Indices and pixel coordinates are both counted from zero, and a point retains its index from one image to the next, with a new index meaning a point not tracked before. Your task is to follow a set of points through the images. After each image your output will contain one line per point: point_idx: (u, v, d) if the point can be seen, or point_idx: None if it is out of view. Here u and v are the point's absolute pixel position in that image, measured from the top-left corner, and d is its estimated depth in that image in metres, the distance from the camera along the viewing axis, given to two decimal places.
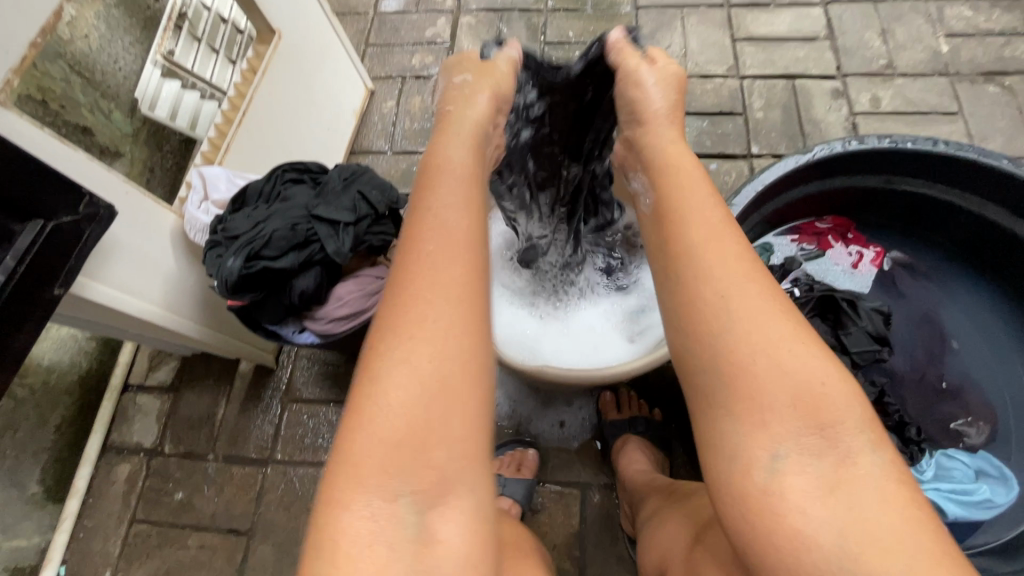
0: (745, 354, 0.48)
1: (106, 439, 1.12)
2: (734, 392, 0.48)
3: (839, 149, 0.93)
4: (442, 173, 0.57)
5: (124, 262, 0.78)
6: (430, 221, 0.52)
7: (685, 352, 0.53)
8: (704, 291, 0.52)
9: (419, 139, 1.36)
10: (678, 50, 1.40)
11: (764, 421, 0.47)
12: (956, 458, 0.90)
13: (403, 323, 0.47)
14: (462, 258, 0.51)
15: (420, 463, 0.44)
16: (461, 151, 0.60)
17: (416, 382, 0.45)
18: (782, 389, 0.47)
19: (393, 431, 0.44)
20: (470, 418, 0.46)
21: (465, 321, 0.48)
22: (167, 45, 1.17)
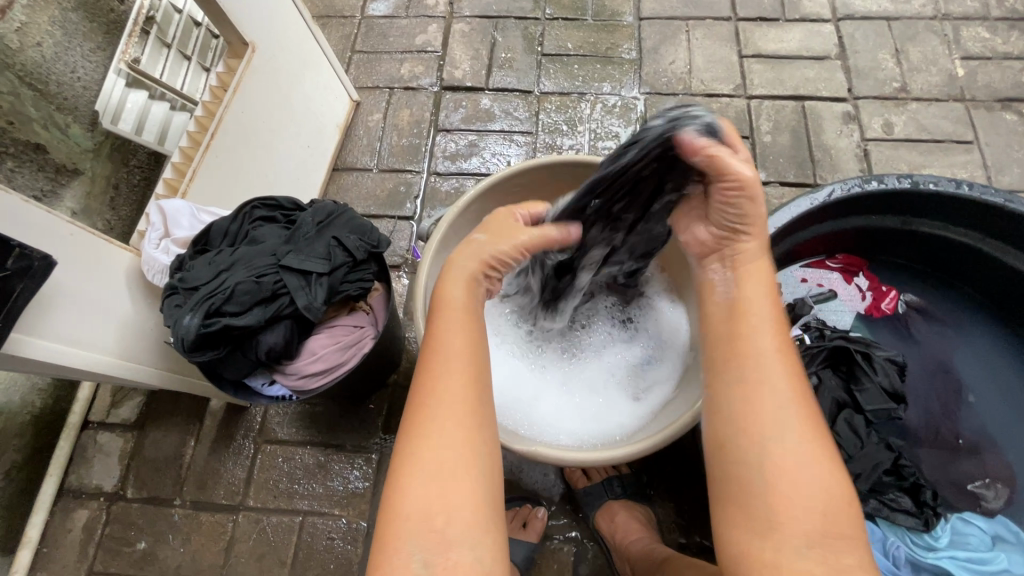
0: (784, 462, 0.52)
1: (62, 482, 1.04)
2: (770, 491, 0.51)
3: (857, 190, 0.87)
4: (448, 311, 0.60)
5: (72, 311, 0.70)
6: (436, 338, 0.58)
7: (726, 439, 0.55)
8: (760, 403, 0.54)
9: (407, 156, 1.27)
10: (682, 65, 1.32)
11: (785, 517, 0.50)
12: (971, 522, 0.85)
13: (419, 415, 0.53)
14: (467, 364, 0.56)
15: (427, 527, 0.48)
16: (460, 286, 0.62)
17: (440, 457, 0.51)
18: (807, 492, 0.51)
19: (409, 506, 0.49)
20: (473, 496, 0.50)
21: (472, 418, 0.53)
22: (133, 53, 1.04)
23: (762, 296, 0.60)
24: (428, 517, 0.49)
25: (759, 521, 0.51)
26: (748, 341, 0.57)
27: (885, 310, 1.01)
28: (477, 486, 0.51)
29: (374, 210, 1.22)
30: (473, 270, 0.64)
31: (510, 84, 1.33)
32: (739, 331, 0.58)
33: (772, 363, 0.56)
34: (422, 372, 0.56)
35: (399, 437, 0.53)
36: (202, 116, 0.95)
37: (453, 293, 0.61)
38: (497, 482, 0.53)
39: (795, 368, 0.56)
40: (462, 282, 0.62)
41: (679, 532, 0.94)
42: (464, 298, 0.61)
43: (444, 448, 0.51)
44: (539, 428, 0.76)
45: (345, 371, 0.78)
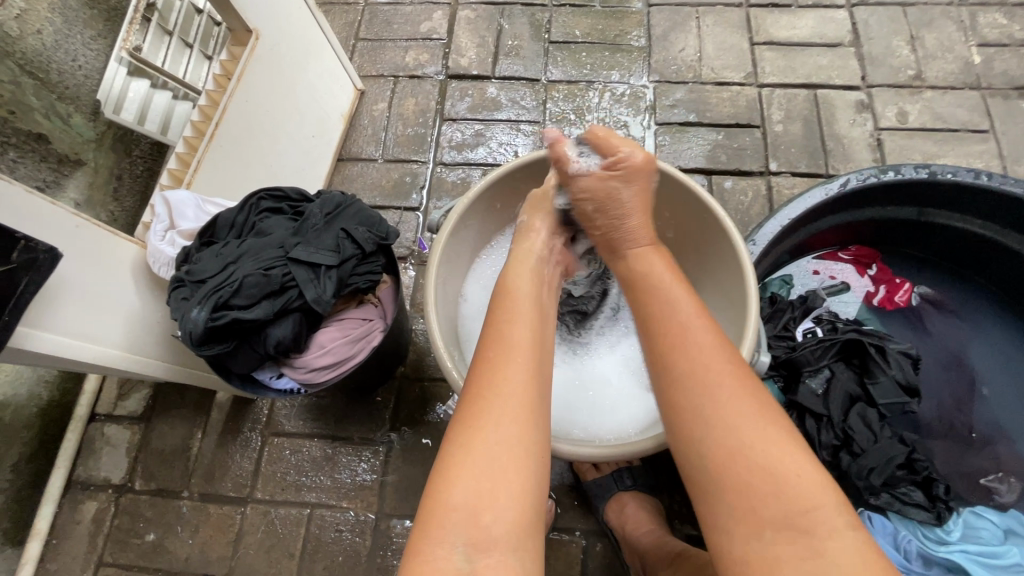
0: (727, 450, 0.51)
1: (70, 474, 1.04)
2: (722, 484, 0.50)
3: (873, 180, 0.85)
4: (511, 296, 0.62)
5: (77, 304, 0.69)
6: (502, 333, 0.58)
7: (670, 444, 0.55)
8: (683, 395, 0.54)
9: (413, 146, 1.26)
10: (692, 53, 1.30)
11: (743, 509, 0.49)
12: (984, 517, 0.84)
13: (478, 407, 0.52)
14: (528, 361, 0.55)
15: (474, 520, 0.47)
16: (526, 280, 0.65)
17: (493, 449, 0.50)
18: (756, 477, 0.49)
19: (458, 499, 0.48)
20: (521, 493, 0.49)
21: (531, 413, 0.52)
22: (135, 40, 0.99)
23: (673, 285, 0.62)
24: (476, 509, 0.48)
25: (720, 516, 0.50)
26: (675, 333, 0.58)
27: (899, 302, 1.00)
28: (527, 485, 0.50)
29: (380, 201, 1.21)
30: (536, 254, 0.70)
31: (517, 72, 1.31)
32: (659, 326, 0.59)
33: (692, 350, 0.56)
34: (481, 365, 0.55)
35: (452, 427, 0.52)
36: (205, 105, 0.93)
37: (517, 283, 0.65)
38: (546, 483, 0.52)
39: (722, 349, 0.56)
40: (528, 275, 0.66)
41: (688, 525, 0.93)
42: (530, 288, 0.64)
43: (498, 443, 0.50)
44: (552, 421, 0.76)
45: (354, 365, 0.77)
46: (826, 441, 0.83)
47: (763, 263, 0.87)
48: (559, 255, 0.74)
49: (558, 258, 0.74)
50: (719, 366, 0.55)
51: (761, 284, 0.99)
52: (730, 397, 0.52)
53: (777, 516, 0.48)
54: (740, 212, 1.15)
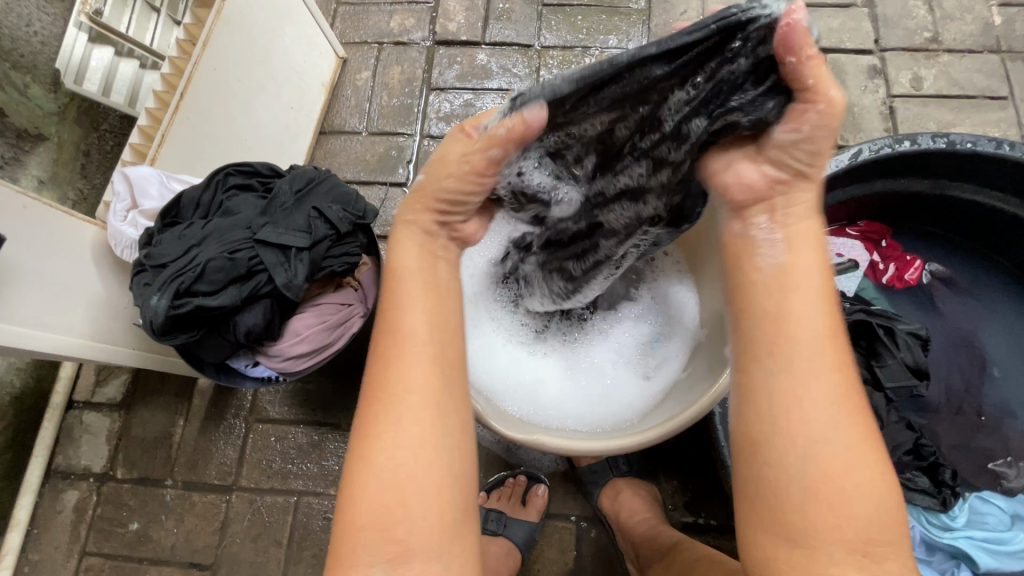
0: (836, 467, 0.42)
1: (50, 463, 1.01)
2: (816, 502, 0.42)
3: (886, 150, 0.79)
4: (399, 278, 0.52)
5: (31, 293, 0.65)
6: (393, 322, 0.50)
7: (758, 436, 0.44)
8: (804, 388, 0.43)
9: (398, 118, 1.19)
10: (695, 16, 1.22)
11: (830, 525, 0.41)
12: (990, 502, 0.81)
13: (375, 412, 0.47)
14: (416, 352, 0.48)
15: (386, 537, 0.44)
16: (414, 254, 0.54)
17: (394, 457, 0.45)
18: (853, 497, 0.42)
19: (365, 517, 0.44)
20: (436, 499, 0.45)
21: (435, 415, 0.47)
22: (94, 3, 0.89)
23: (822, 269, 0.46)
24: (387, 527, 0.44)
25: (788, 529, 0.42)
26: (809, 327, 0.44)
27: (908, 280, 0.96)
28: (441, 489, 0.45)
29: (364, 176, 1.15)
30: (423, 225, 0.54)
31: (508, 38, 1.23)
32: (792, 309, 0.45)
33: (827, 353, 0.44)
34: (377, 362, 0.49)
35: (352, 439, 0.48)
36: (170, 74, 0.86)
37: (405, 260, 0.53)
38: (467, 475, 0.48)
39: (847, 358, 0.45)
40: (415, 246, 0.54)
41: (686, 511, 0.91)
42: (419, 258, 0.54)
43: (400, 452, 0.45)
44: (545, 413, 0.73)
45: (333, 352, 0.73)
46: None
47: None
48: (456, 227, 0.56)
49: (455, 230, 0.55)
50: (841, 374, 0.44)
51: None
52: (848, 410, 0.43)
53: (857, 540, 0.41)
54: None
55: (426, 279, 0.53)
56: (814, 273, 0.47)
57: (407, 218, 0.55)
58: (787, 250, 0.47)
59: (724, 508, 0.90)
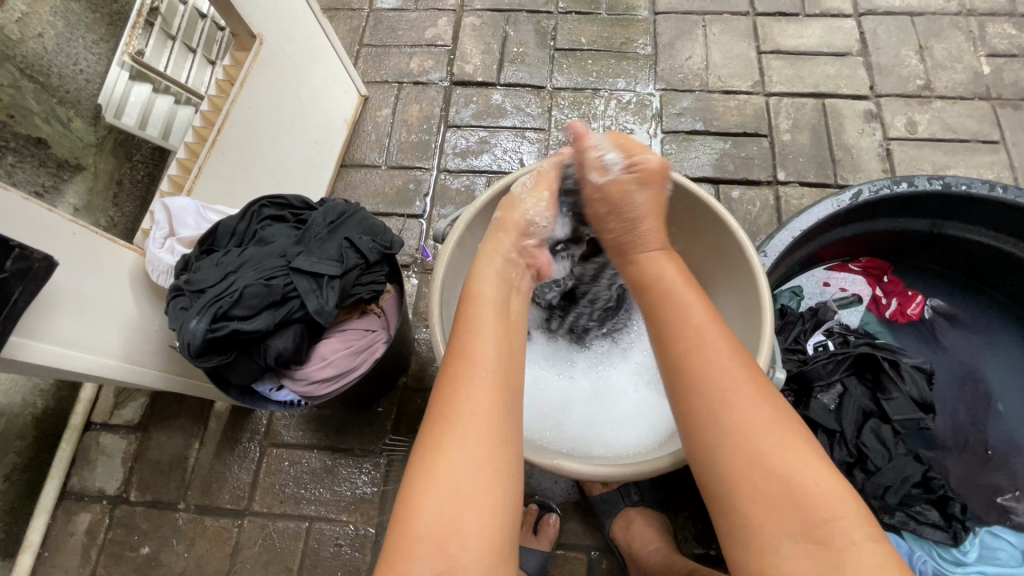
0: (745, 459, 0.50)
1: (64, 485, 1.02)
2: (742, 496, 0.50)
3: (885, 191, 0.84)
4: (477, 301, 0.61)
5: (70, 315, 0.68)
6: (471, 344, 0.56)
7: (688, 449, 0.55)
8: (697, 395, 0.54)
9: (417, 153, 1.24)
10: (699, 61, 1.29)
11: (762, 512, 0.49)
12: (1002, 537, 0.82)
13: (443, 424, 0.51)
14: (492, 379, 0.54)
15: (441, 550, 0.46)
16: (490, 281, 0.64)
17: (467, 469, 0.49)
18: (774, 482, 0.49)
19: (423, 527, 0.47)
20: (490, 520, 0.48)
21: (497, 436, 0.51)
22: (136, 45, 0.97)
23: (685, 288, 0.62)
24: (443, 538, 0.46)
25: (729, 522, 0.50)
26: (692, 340, 0.56)
27: (911, 315, 0.99)
28: (495, 513, 0.48)
29: (383, 208, 1.20)
30: (504, 252, 0.68)
31: (522, 79, 1.29)
32: (674, 331, 0.58)
33: (714, 343, 0.56)
34: (446, 383, 0.54)
35: (414, 454, 0.51)
36: (208, 111, 0.92)
37: (482, 284, 0.63)
38: (515, 511, 0.50)
39: (741, 354, 0.56)
40: (493, 277, 0.65)
41: (697, 542, 0.91)
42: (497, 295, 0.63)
43: (463, 468, 0.49)
44: (575, 439, 0.75)
45: (356, 376, 0.76)
46: (838, 458, 0.82)
47: (773, 276, 0.85)
48: (531, 255, 0.71)
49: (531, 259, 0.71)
50: (743, 372, 0.54)
51: (770, 295, 0.98)
52: (742, 399, 0.52)
53: (793, 528, 0.47)
54: (747, 222, 1.13)
55: (497, 309, 0.61)
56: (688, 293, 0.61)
57: (496, 241, 0.69)
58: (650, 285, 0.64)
59: None
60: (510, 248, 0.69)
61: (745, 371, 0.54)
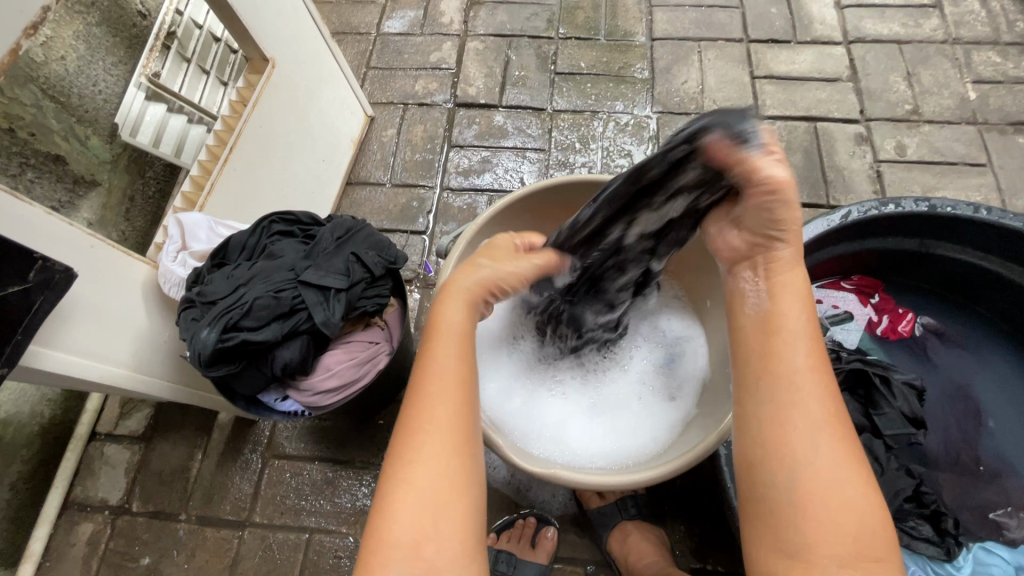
0: (817, 488, 0.51)
1: (67, 494, 1.03)
2: (805, 522, 0.50)
3: (873, 212, 0.87)
4: (441, 330, 0.59)
5: (86, 325, 0.70)
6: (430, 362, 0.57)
7: (755, 458, 0.55)
8: (788, 410, 0.54)
9: (421, 171, 1.28)
10: (694, 85, 1.33)
11: (816, 536, 0.50)
12: (994, 553, 0.82)
13: (414, 436, 0.53)
14: (457, 391, 0.55)
15: (415, 555, 0.48)
16: (461, 313, 0.60)
17: (438, 476, 0.51)
18: (836, 510, 0.50)
19: (399, 536, 0.49)
20: (463, 529, 0.50)
21: (465, 446, 0.53)
22: (153, 67, 1.00)
23: (801, 307, 0.58)
24: (416, 544, 0.49)
25: (780, 533, 0.51)
26: (781, 361, 0.56)
27: (902, 332, 1.01)
28: (465, 519, 0.50)
29: (387, 224, 1.23)
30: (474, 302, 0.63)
31: (523, 102, 1.34)
32: (773, 348, 0.57)
33: (808, 363, 0.56)
34: (418, 396, 0.55)
35: (389, 466, 0.52)
36: (221, 130, 0.95)
37: (450, 314, 0.60)
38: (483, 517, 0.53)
39: (830, 381, 0.56)
40: (463, 304, 0.61)
41: (693, 557, 0.92)
42: (463, 318, 0.60)
43: (437, 478, 0.51)
44: (574, 454, 0.77)
45: (359, 388, 0.78)
46: None
47: None
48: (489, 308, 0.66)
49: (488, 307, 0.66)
50: (830, 397, 0.54)
51: None
52: (824, 426, 0.53)
53: (842, 555, 0.49)
54: None
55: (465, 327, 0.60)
56: (800, 312, 0.58)
57: (461, 281, 0.61)
58: (780, 287, 0.59)
59: (731, 555, 0.91)
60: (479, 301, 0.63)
61: (831, 397, 0.55)
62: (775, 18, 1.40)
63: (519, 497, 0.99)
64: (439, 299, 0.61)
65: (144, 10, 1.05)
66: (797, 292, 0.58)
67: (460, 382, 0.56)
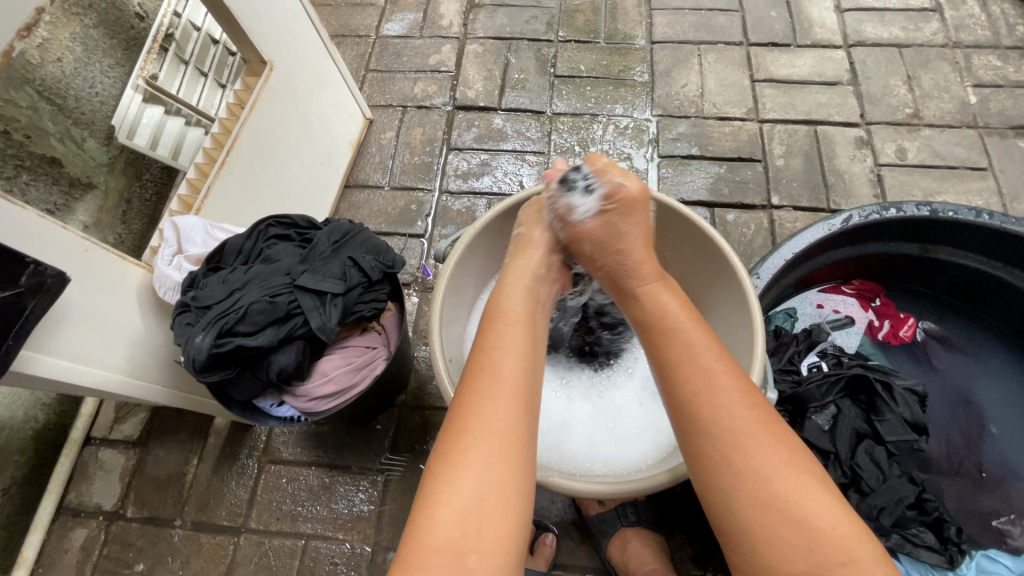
0: (757, 491, 0.51)
1: (61, 500, 1.02)
2: (752, 516, 0.51)
3: (874, 216, 0.86)
4: (499, 318, 0.62)
5: (79, 329, 0.69)
6: (489, 358, 0.57)
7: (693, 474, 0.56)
8: (705, 423, 0.55)
9: (419, 175, 1.27)
10: (694, 89, 1.33)
11: (772, 535, 0.50)
12: (998, 561, 0.81)
13: (460, 436, 0.52)
14: (513, 391, 0.55)
15: (458, 562, 0.47)
16: (519, 297, 0.65)
17: (482, 480, 0.50)
18: (782, 506, 0.50)
19: (443, 540, 0.47)
20: (505, 536, 0.49)
21: (518, 448, 0.52)
22: (151, 69, 1.00)
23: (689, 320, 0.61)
24: (460, 552, 0.47)
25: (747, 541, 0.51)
26: (692, 371, 0.57)
27: (904, 337, 1.00)
28: (511, 522, 0.49)
29: (385, 227, 1.22)
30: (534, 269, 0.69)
31: (522, 105, 1.33)
32: (675, 368, 0.58)
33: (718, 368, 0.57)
34: (467, 395, 0.55)
35: (430, 466, 0.52)
36: (218, 133, 0.95)
37: (510, 303, 0.64)
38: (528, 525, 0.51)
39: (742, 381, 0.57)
40: (520, 292, 0.66)
41: (693, 564, 0.91)
42: (522, 304, 0.64)
43: (480, 480, 0.50)
44: (576, 461, 0.76)
45: (357, 393, 0.77)
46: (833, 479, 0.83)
47: (767, 298, 0.87)
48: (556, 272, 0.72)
49: (556, 276, 0.73)
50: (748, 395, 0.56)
51: (765, 317, 1.00)
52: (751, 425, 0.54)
53: (796, 549, 0.49)
54: (742, 244, 1.16)
55: (524, 319, 0.63)
56: (692, 325, 0.61)
57: (519, 265, 0.70)
58: (650, 312, 0.64)
59: None
60: (539, 263, 0.70)
61: (747, 394, 0.56)
62: (775, 22, 1.40)
63: None
64: (500, 292, 0.66)
65: (141, 12, 1.03)
66: (673, 309, 0.63)
67: (512, 380, 0.56)
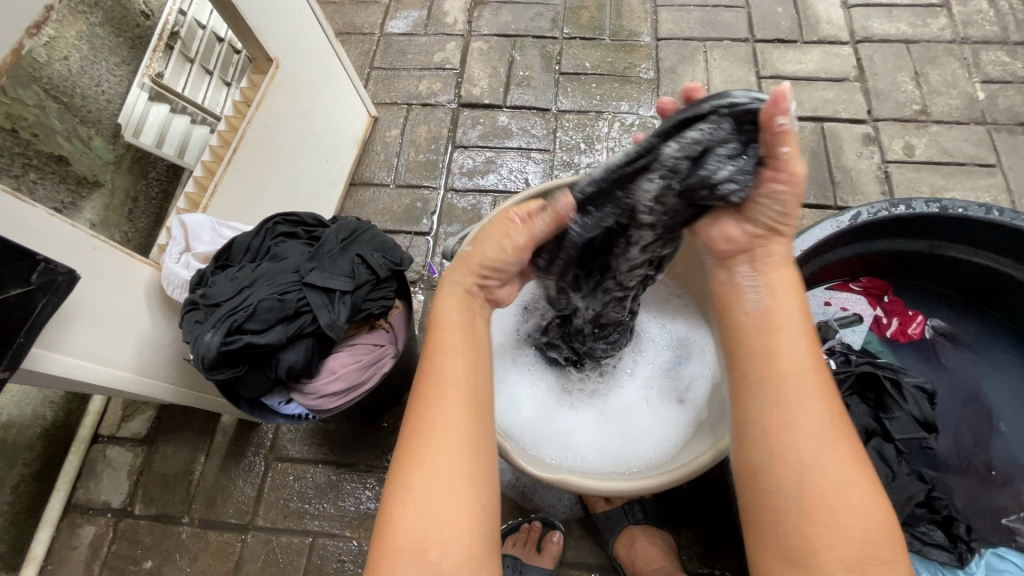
0: (823, 500, 0.50)
1: (70, 497, 1.02)
2: (809, 515, 0.50)
3: (883, 213, 0.85)
4: (440, 327, 0.60)
5: (87, 327, 0.69)
6: (433, 366, 0.56)
7: (758, 464, 0.54)
8: (789, 416, 0.53)
9: (424, 173, 1.27)
10: (700, 86, 1.32)
11: (824, 541, 0.48)
12: (1007, 558, 0.80)
13: (413, 440, 0.52)
14: (462, 393, 0.54)
15: (420, 559, 0.47)
16: (456, 305, 0.61)
17: (437, 480, 0.50)
18: (843, 511, 0.49)
19: (404, 539, 0.48)
20: (468, 529, 0.49)
21: (470, 445, 0.52)
22: (157, 67, 0.99)
23: (791, 305, 0.58)
24: (422, 548, 0.48)
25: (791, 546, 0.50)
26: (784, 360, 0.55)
27: (912, 335, 1.00)
28: (472, 516, 0.49)
29: (391, 226, 1.22)
30: (466, 285, 0.62)
31: (528, 102, 1.33)
32: (771, 349, 0.56)
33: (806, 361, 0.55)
34: (418, 399, 0.54)
35: (394, 469, 0.52)
36: (225, 131, 0.95)
37: (446, 311, 0.61)
38: (493, 518, 0.52)
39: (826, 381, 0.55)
40: (458, 300, 0.62)
41: (700, 561, 0.91)
42: (460, 313, 0.61)
43: (440, 478, 0.50)
44: (581, 461, 0.77)
45: (364, 390, 0.77)
46: None
47: None
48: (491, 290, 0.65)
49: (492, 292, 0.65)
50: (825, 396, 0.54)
51: None
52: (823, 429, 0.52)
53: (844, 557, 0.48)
54: None
55: (466, 325, 0.60)
56: (790, 311, 0.58)
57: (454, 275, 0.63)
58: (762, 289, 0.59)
59: (739, 560, 0.90)
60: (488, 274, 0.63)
61: (823, 393, 0.54)
62: (781, 18, 1.39)
63: (523, 499, 0.98)
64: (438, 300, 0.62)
65: (147, 11, 1.02)
66: (787, 297, 0.58)
67: (457, 382, 0.55)
